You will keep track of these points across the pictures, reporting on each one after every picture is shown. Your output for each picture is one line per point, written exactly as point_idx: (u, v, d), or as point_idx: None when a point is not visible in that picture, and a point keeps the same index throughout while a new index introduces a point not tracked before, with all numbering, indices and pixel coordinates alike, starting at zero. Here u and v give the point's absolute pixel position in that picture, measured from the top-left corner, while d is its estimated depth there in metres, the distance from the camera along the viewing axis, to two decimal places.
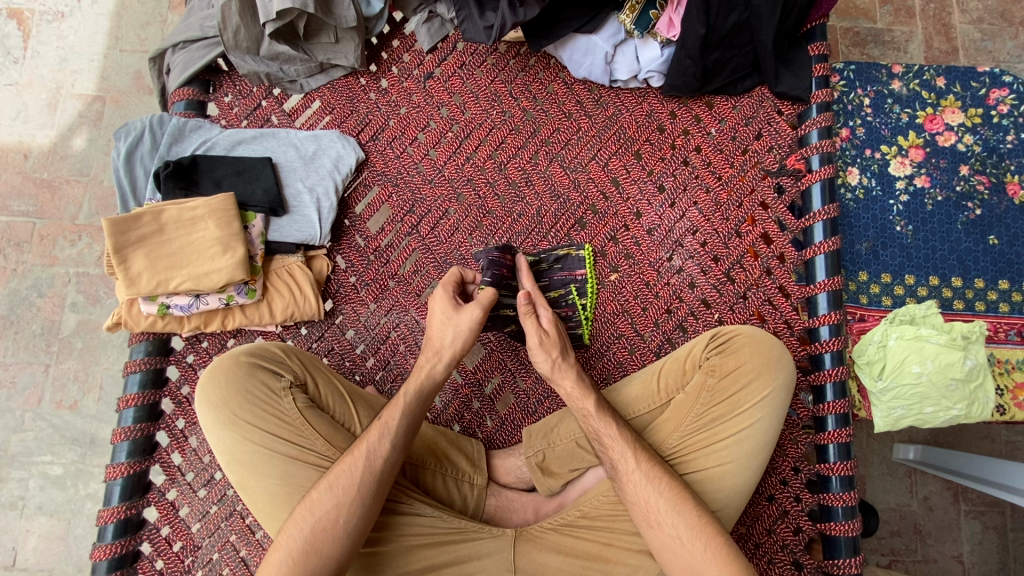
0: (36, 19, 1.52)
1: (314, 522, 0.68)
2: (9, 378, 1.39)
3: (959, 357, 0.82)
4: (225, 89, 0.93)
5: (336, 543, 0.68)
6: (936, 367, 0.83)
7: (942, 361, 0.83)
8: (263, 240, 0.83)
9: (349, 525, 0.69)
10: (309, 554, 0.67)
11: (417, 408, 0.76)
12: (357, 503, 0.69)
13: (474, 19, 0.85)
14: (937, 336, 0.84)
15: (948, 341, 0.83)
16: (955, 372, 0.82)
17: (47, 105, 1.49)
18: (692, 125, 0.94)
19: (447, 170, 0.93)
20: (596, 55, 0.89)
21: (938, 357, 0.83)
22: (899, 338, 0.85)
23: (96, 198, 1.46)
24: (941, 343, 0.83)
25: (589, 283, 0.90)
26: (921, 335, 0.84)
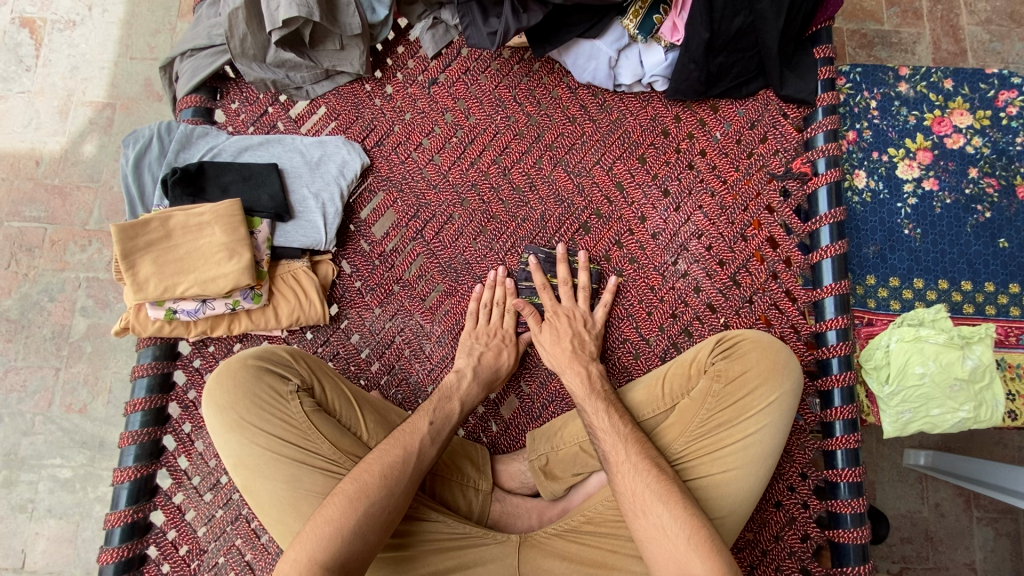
0: (47, 27, 1.55)
1: (365, 506, 0.68)
2: (21, 382, 1.41)
3: (959, 356, 0.82)
4: (233, 96, 0.93)
5: (378, 530, 0.69)
6: (938, 367, 0.82)
7: (943, 361, 0.82)
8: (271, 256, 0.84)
9: (393, 513, 0.70)
10: (356, 536, 0.67)
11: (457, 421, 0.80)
12: (405, 494, 0.71)
13: (478, 25, 0.85)
14: (936, 336, 0.83)
15: (946, 340, 0.83)
16: (957, 371, 0.82)
17: (58, 111, 1.52)
18: (696, 129, 0.93)
19: (452, 175, 0.94)
20: (600, 60, 0.89)
21: (939, 357, 0.83)
22: (900, 340, 0.85)
23: (106, 204, 1.48)
24: (940, 344, 0.83)
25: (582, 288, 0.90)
26: (921, 336, 0.84)
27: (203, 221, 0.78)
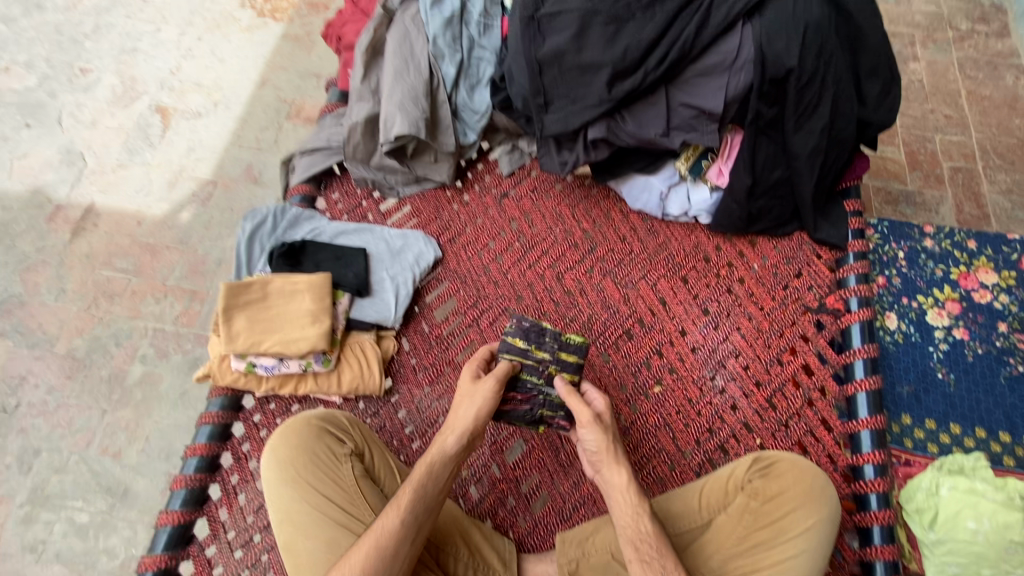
0: (178, 115, 1.88)
1: None
2: (68, 420, 1.48)
3: (1019, 520, 0.79)
4: (335, 188, 1.08)
5: None
6: (994, 527, 0.79)
7: (1001, 520, 0.79)
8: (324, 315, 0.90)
9: None
10: None
11: (433, 491, 0.77)
12: None
13: (552, 154, 0.97)
14: (993, 492, 0.82)
15: (1005, 500, 0.81)
16: (1014, 535, 0.78)
17: (168, 182, 1.77)
18: (735, 258, 1.03)
19: (511, 274, 1.05)
20: (652, 192, 1.02)
21: (997, 515, 0.80)
22: (953, 488, 0.84)
23: (188, 264, 1.65)
24: (998, 501, 0.81)
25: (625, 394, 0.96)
26: (977, 489, 0.82)
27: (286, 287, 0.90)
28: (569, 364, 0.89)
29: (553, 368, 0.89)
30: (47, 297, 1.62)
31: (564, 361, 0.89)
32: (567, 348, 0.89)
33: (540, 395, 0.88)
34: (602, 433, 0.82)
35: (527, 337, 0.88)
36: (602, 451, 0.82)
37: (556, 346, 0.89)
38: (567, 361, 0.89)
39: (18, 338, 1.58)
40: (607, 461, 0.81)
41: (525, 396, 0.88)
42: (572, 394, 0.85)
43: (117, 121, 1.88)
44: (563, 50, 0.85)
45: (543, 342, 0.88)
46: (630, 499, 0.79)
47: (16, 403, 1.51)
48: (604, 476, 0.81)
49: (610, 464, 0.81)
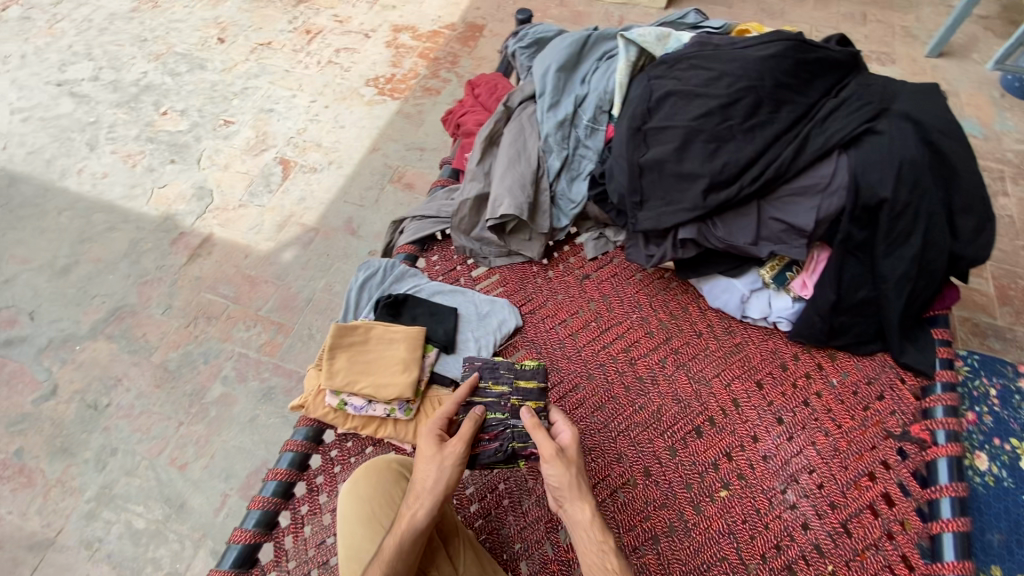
0: (297, 168, 2.14)
1: None
2: (147, 425, 1.60)
3: None
4: (434, 251, 1.20)
5: None
6: None
7: None
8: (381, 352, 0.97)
9: None
10: None
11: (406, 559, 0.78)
12: None
13: (639, 247, 1.04)
14: None
15: None
16: None
17: (277, 224, 1.98)
18: (814, 371, 1.04)
19: (585, 352, 1.09)
20: (733, 293, 1.05)
21: None
22: None
23: (281, 298, 1.80)
24: None
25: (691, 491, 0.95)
26: None
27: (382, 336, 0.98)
28: (529, 391, 0.98)
29: (515, 400, 0.97)
30: (155, 310, 1.81)
31: (523, 389, 0.98)
32: (522, 376, 1.00)
33: (508, 430, 0.95)
34: (565, 468, 0.85)
35: (482, 374, 0.99)
36: (563, 486, 0.84)
37: (512, 377, 0.99)
38: (525, 388, 0.99)
39: (123, 343, 1.75)
40: (570, 497, 0.83)
41: (492, 434, 0.94)
42: (538, 428, 0.88)
43: (245, 167, 2.15)
44: (664, 159, 0.93)
45: (499, 376, 0.99)
46: (595, 534, 0.81)
47: (107, 402, 1.64)
48: (567, 511, 0.83)
49: (573, 498, 0.83)
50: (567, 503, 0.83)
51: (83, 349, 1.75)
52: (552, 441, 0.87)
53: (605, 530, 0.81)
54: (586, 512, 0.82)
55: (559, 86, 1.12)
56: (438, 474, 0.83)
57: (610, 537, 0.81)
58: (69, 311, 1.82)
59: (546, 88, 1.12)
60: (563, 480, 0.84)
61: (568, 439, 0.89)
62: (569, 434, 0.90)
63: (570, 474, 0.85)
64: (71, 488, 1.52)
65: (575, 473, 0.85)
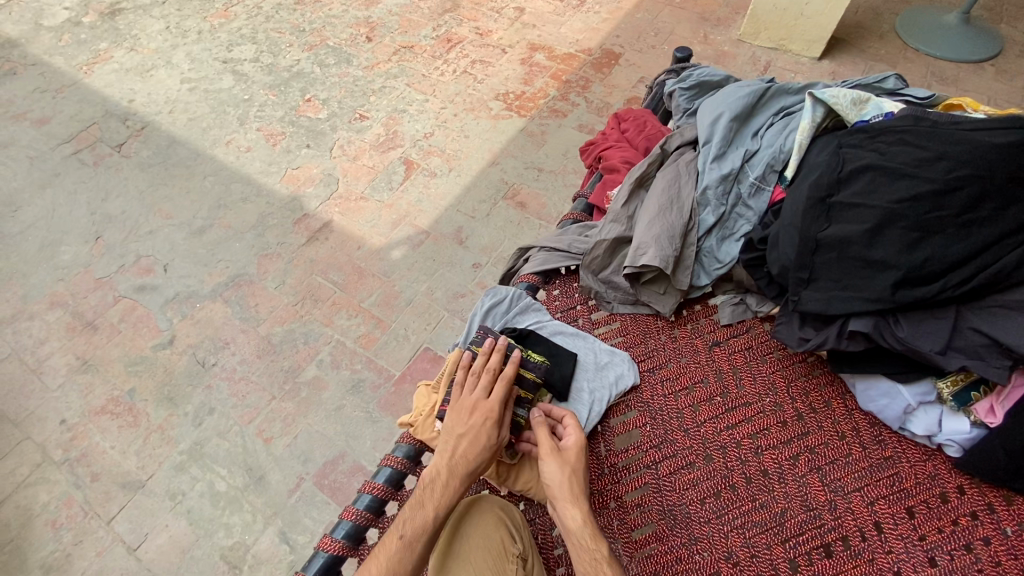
0: (418, 170, 2.20)
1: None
2: (244, 392, 1.68)
3: None
4: (557, 286, 1.15)
5: None
6: None
7: None
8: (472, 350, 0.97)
9: None
10: None
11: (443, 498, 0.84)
12: None
13: (791, 326, 0.94)
14: None
15: None
16: None
17: (391, 222, 2.04)
18: (983, 511, 0.87)
19: (705, 427, 0.99)
20: (896, 400, 0.91)
21: None
22: None
23: (383, 294, 1.85)
24: None
25: None
26: None
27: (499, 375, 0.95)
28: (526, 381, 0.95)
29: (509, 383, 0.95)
30: (269, 284, 1.91)
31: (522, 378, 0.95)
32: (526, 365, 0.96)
33: None
34: (562, 470, 0.85)
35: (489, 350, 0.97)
36: (557, 486, 0.84)
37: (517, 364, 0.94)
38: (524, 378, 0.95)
39: (236, 309, 1.86)
40: (564, 501, 0.83)
41: None
42: (542, 429, 0.89)
43: (372, 162, 2.25)
44: (850, 240, 0.83)
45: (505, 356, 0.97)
46: (588, 541, 0.80)
47: (213, 362, 1.75)
48: (561, 514, 0.83)
49: (566, 503, 0.83)
50: (560, 504, 0.84)
51: (202, 308, 1.88)
52: (551, 439, 0.88)
53: (596, 538, 0.80)
54: (577, 518, 0.82)
55: (728, 137, 1.04)
56: (473, 440, 0.86)
57: (603, 545, 0.80)
58: (196, 271, 1.97)
59: (714, 137, 1.05)
60: (558, 479, 0.85)
61: (573, 442, 0.89)
62: (575, 438, 0.89)
63: (564, 475, 0.85)
64: (169, 437, 1.62)
65: (569, 476, 0.85)
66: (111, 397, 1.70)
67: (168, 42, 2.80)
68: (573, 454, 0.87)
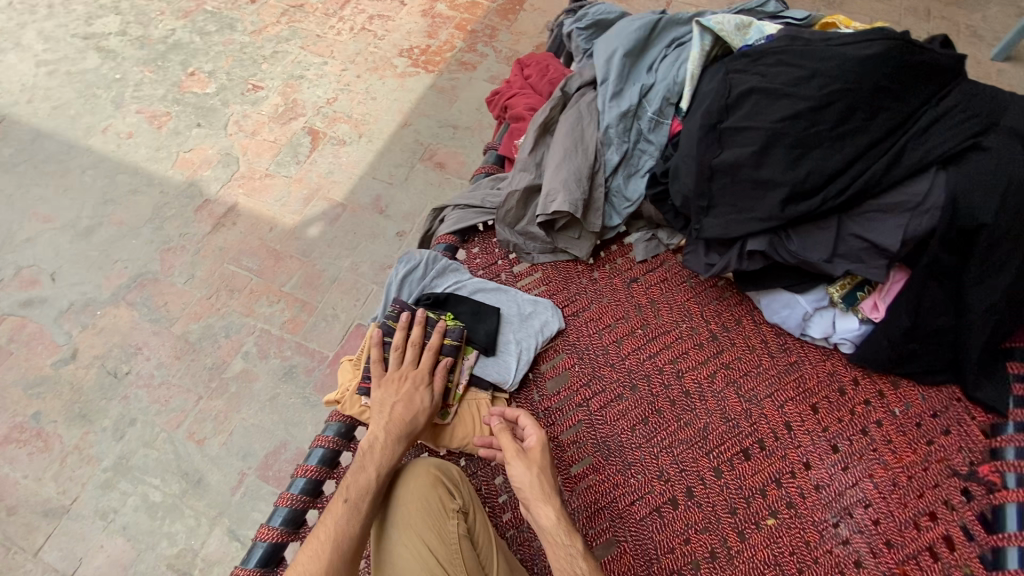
0: (326, 140, 2.07)
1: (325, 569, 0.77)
2: (166, 397, 1.58)
3: None
4: (475, 243, 1.13)
5: None
6: None
7: None
8: (389, 324, 0.95)
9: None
10: None
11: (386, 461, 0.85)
12: (344, 560, 0.78)
13: (698, 254, 0.98)
14: None
15: None
16: None
17: (303, 198, 1.92)
18: (874, 397, 0.97)
19: (630, 360, 1.03)
20: (795, 310, 0.98)
21: None
22: None
23: (304, 275, 1.76)
24: None
25: (734, 519, 0.90)
26: None
27: (423, 341, 0.94)
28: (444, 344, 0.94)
29: None
30: (177, 279, 1.77)
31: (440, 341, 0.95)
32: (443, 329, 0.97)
33: None
34: (528, 470, 0.83)
35: None
36: (527, 487, 0.83)
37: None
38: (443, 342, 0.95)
39: (143, 311, 1.72)
40: (534, 501, 0.82)
41: None
42: (503, 432, 0.88)
43: (273, 135, 2.09)
44: (739, 163, 0.86)
45: None
46: (561, 538, 0.79)
47: (126, 370, 1.62)
48: (533, 514, 0.82)
49: (538, 501, 0.82)
50: (532, 504, 0.82)
51: (104, 315, 1.72)
52: (514, 440, 0.86)
53: (571, 533, 0.80)
54: (551, 516, 0.80)
55: (623, 73, 1.04)
56: (408, 402, 0.87)
57: (578, 540, 0.80)
58: (90, 275, 1.79)
59: (609, 75, 1.04)
60: (528, 481, 0.83)
61: (535, 441, 0.87)
62: (537, 436, 0.87)
63: (532, 474, 0.83)
64: (88, 456, 1.51)
65: (537, 475, 0.83)
66: (13, 425, 1.55)
67: (12, 20, 2.43)
68: (539, 452, 0.86)
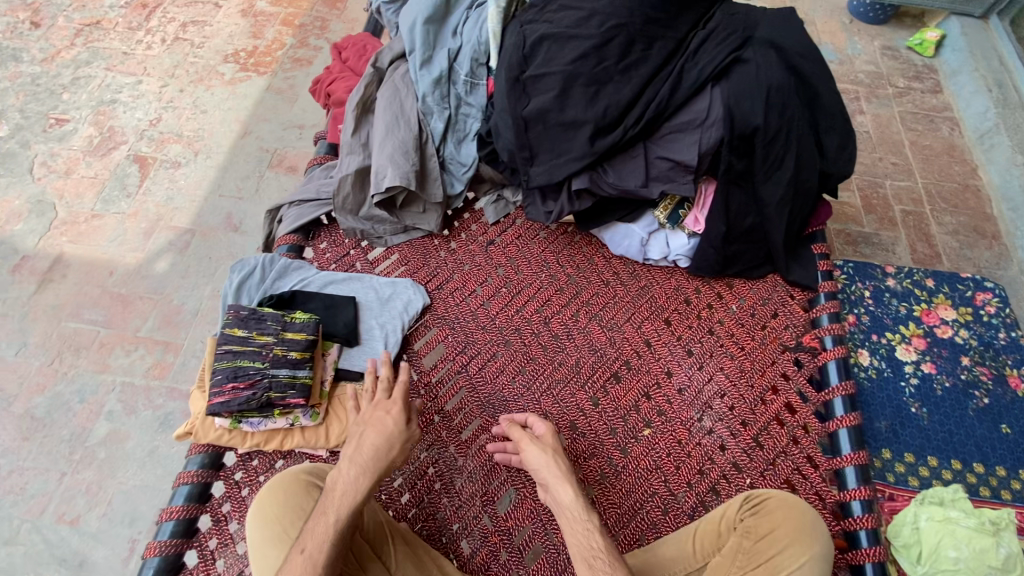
0: (157, 165, 1.88)
1: None
2: (21, 484, 1.39)
3: (992, 544, 0.81)
4: (322, 238, 1.09)
5: None
6: (972, 553, 0.81)
7: (976, 547, 0.81)
8: (228, 333, 0.86)
9: None
10: None
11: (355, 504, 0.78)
12: None
13: (537, 205, 1.01)
14: (966, 519, 0.84)
15: (978, 526, 0.83)
16: (991, 559, 0.80)
17: (143, 232, 1.74)
18: (714, 300, 1.07)
19: (499, 319, 1.06)
20: (633, 239, 1.06)
21: (973, 542, 0.82)
22: (930, 518, 0.85)
23: (162, 314, 1.61)
24: (972, 528, 0.83)
25: (616, 438, 0.97)
26: (951, 517, 0.85)
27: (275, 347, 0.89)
28: (297, 341, 0.88)
29: (277, 350, 0.86)
30: (6, 352, 1.54)
31: (290, 339, 0.88)
32: (291, 328, 0.89)
33: (266, 378, 0.83)
34: (547, 454, 0.88)
35: (245, 324, 0.87)
36: (545, 469, 0.87)
37: (279, 327, 0.88)
38: (293, 339, 0.88)
39: None
40: (556, 482, 0.86)
41: (247, 383, 0.82)
42: (515, 425, 0.92)
43: (92, 171, 1.86)
44: (547, 108, 0.90)
45: (265, 327, 0.87)
46: (580, 514, 0.83)
47: None
48: (554, 493, 0.86)
49: (558, 482, 0.86)
50: (553, 485, 0.86)
51: None
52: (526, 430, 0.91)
53: (588, 510, 0.84)
54: (570, 493, 0.84)
55: (429, 41, 1.04)
56: (382, 434, 0.83)
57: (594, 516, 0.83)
58: None
59: (416, 44, 1.03)
60: (544, 463, 0.87)
61: (546, 429, 0.91)
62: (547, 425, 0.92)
63: (548, 457, 0.88)
64: None
65: (554, 458, 0.88)
66: None
67: None
68: (552, 437, 0.91)
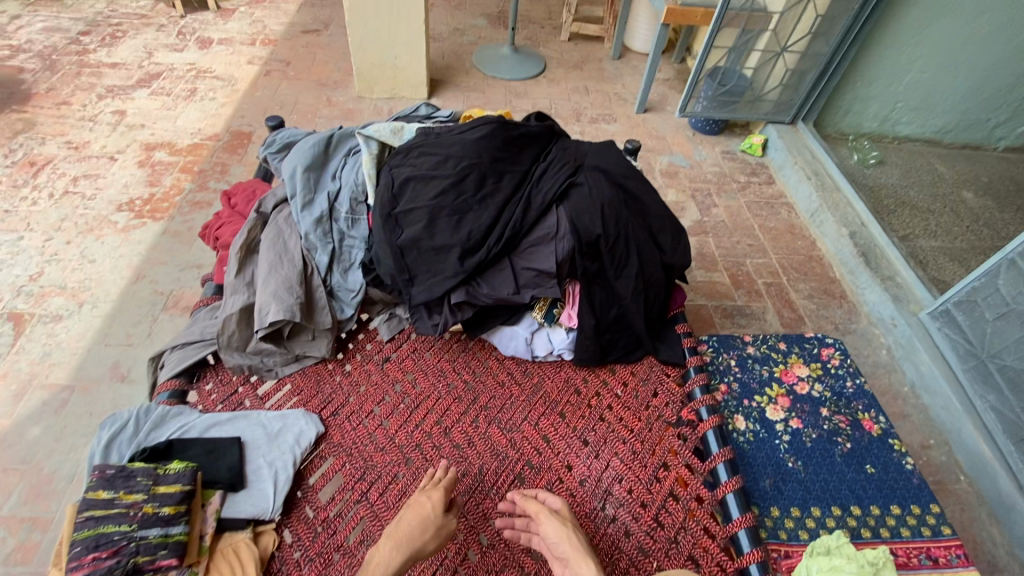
0: (34, 320, 1.78)
1: None
2: None
3: None
4: (208, 378, 1.08)
5: None
6: None
7: None
8: (91, 497, 0.80)
9: None
10: None
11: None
12: None
13: (424, 319, 1.07)
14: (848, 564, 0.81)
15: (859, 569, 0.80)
16: None
17: (12, 394, 1.59)
18: (601, 387, 1.16)
19: (398, 437, 1.06)
20: (518, 339, 1.16)
21: None
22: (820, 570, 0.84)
23: (28, 486, 1.43)
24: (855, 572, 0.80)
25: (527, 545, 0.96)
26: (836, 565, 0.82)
27: None
28: (169, 495, 0.83)
29: (147, 508, 0.80)
30: None
31: (162, 494, 0.82)
32: (164, 481, 0.84)
33: (133, 542, 0.77)
34: (562, 527, 0.91)
35: (110, 485, 0.81)
36: (565, 541, 0.89)
37: (149, 483, 0.83)
38: (166, 493, 0.83)
39: None
40: (573, 554, 0.87)
41: (110, 551, 0.76)
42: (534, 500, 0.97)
43: None
44: (417, 238, 1.00)
45: (133, 484, 0.82)
46: None
47: None
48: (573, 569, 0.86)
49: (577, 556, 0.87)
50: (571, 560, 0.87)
51: None
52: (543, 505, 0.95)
53: None
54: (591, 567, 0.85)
55: (310, 186, 1.15)
56: (427, 526, 0.87)
57: None
58: None
59: (297, 190, 1.13)
60: (562, 536, 0.89)
61: (560, 505, 0.96)
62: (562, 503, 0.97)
63: (563, 532, 0.90)
64: None
65: (568, 530, 0.91)
66: None
67: None
68: (567, 515, 0.95)
